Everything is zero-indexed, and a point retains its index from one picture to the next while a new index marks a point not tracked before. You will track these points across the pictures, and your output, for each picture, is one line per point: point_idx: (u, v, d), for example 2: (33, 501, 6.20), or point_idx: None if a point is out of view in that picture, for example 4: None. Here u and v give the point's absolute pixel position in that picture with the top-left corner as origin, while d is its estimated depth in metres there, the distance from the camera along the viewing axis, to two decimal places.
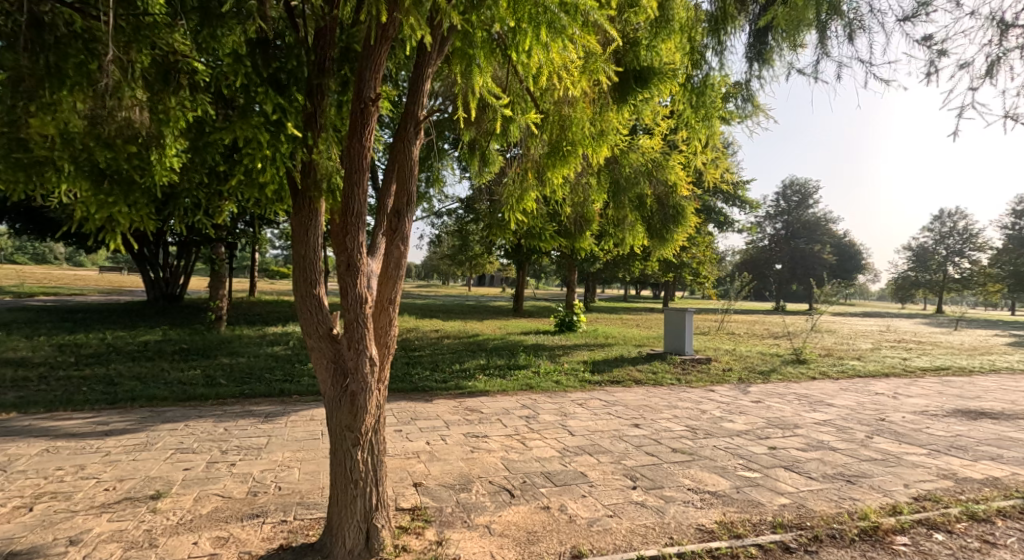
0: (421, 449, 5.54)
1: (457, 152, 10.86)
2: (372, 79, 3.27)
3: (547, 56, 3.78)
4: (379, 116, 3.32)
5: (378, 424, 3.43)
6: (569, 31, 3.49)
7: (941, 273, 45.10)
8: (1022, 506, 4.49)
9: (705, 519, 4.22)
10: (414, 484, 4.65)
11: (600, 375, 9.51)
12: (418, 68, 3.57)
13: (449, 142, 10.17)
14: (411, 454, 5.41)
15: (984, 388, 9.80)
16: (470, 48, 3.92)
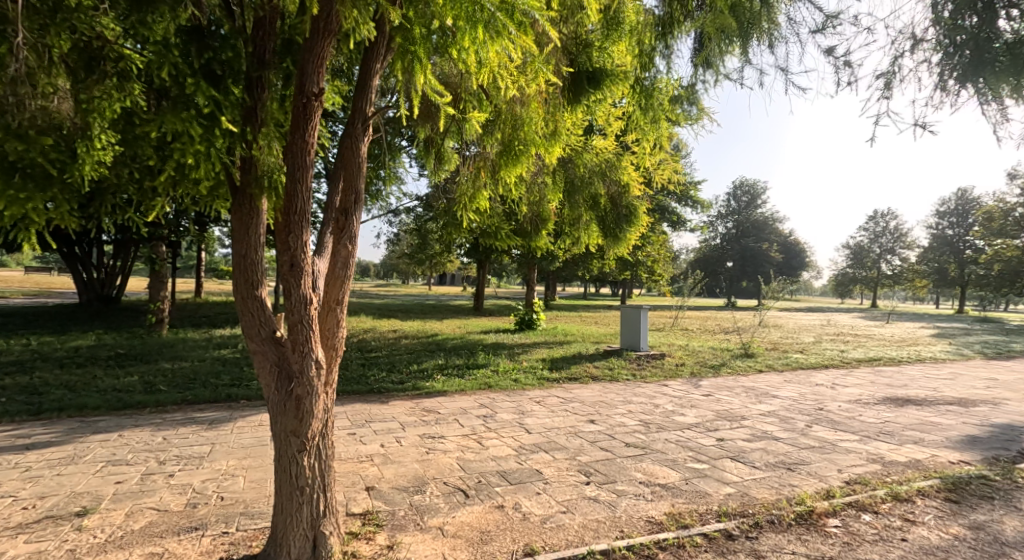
0: (374, 452, 5.45)
1: (413, 149, 10.74)
2: (315, 72, 3.20)
3: (487, 56, 3.76)
4: (323, 111, 3.24)
5: (325, 428, 3.35)
6: (507, 31, 3.47)
7: (876, 270, 47.66)
8: (940, 485, 4.80)
9: (654, 511, 4.32)
10: (367, 488, 4.57)
11: (558, 373, 9.60)
12: (366, 63, 3.56)
13: (404, 138, 10.04)
14: (364, 457, 5.31)
15: (914, 377, 10.42)
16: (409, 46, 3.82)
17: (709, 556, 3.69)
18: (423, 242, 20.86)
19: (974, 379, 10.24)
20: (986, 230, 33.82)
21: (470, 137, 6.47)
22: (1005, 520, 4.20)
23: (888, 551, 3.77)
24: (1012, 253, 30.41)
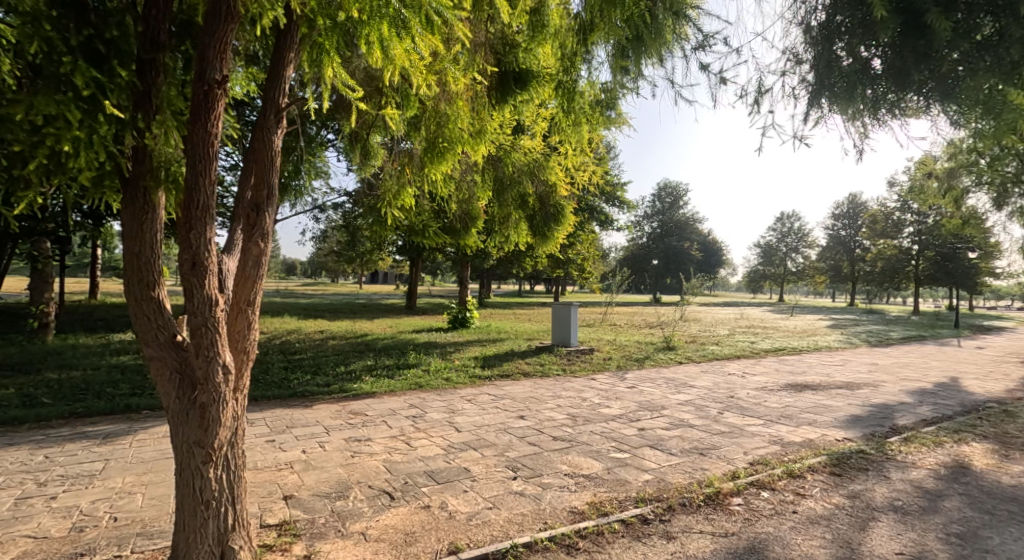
0: (295, 459, 5.24)
1: (337, 140, 10.36)
2: (217, 59, 3.01)
3: (394, 53, 3.72)
4: (227, 101, 3.06)
5: (234, 438, 3.19)
6: (413, 30, 3.44)
7: (783, 266, 51.17)
8: (827, 461, 5.25)
9: (577, 501, 4.44)
10: (284, 497, 4.39)
11: (489, 370, 9.62)
12: (279, 53, 3.39)
13: (328, 129, 9.67)
14: (283, 465, 5.09)
15: (811, 364, 11.35)
16: (316, 36, 3.72)
17: (626, 542, 3.84)
18: (352, 240, 20.23)
19: (860, 364, 11.30)
20: (871, 232, 37.42)
21: (397, 133, 6.39)
22: (877, 488, 4.66)
23: (783, 523, 4.06)
24: (891, 252, 34.59)
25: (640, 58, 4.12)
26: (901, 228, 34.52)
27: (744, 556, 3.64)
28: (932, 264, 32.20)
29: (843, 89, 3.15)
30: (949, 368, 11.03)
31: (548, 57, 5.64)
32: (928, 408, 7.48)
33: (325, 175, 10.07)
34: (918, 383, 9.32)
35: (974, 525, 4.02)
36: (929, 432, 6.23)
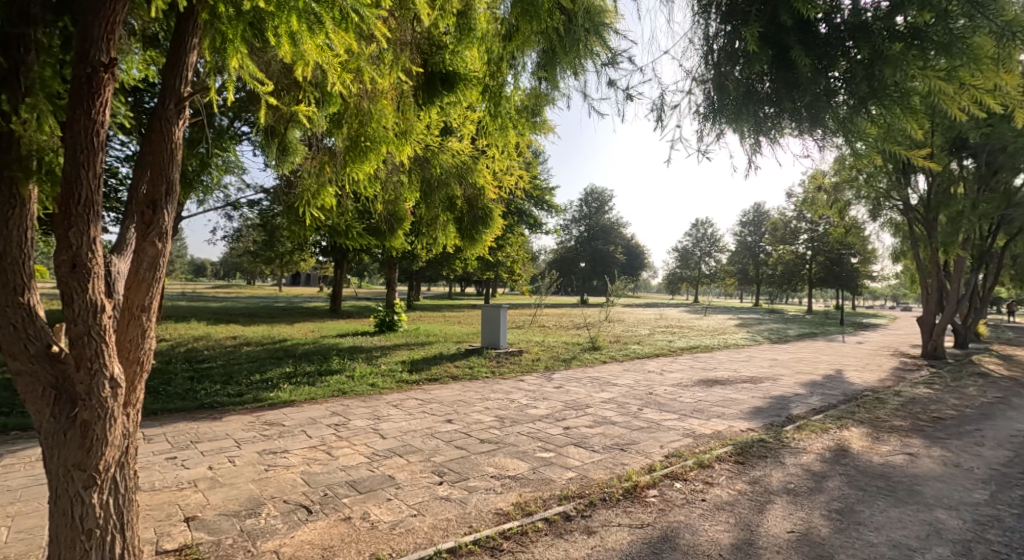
0: (199, 476, 4.94)
1: (249, 130, 9.86)
2: (103, 40, 2.77)
3: (305, 47, 3.63)
4: (114, 86, 2.83)
5: (124, 457, 2.97)
6: (326, 27, 3.35)
7: (698, 269, 54.01)
8: (732, 450, 5.62)
9: (503, 503, 4.50)
10: (186, 519, 4.13)
11: (418, 374, 9.50)
12: (179, 38, 3.22)
13: (238, 119, 9.16)
14: (185, 484, 4.77)
15: (722, 360, 12.08)
16: (218, 25, 3.60)
17: (548, 540, 3.93)
18: (271, 240, 19.29)
19: (763, 359, 12.18)
20: (773, 238, 40.34)
21: (319, 128, 6.20)
22: (774, 473, 5.06)
23: (693, 512, 4.31)
24: (789, 257, 37.47)
25: (562, 69, 4.26)
26: (797, 235, 37.50)
27: (659, 544, 3.83)
28: (823, 269, 35.21)
29: (733, 110, 3.31)
30: (837, 362, 12.13)
31: (474, 58, 5.60)
32: (818, 397, 8.20)
33: (236, 171, 9.54)
34: (811, 375, 10.19)
35: (852, 501, 4.46)
36: (818, 420, 6.83)
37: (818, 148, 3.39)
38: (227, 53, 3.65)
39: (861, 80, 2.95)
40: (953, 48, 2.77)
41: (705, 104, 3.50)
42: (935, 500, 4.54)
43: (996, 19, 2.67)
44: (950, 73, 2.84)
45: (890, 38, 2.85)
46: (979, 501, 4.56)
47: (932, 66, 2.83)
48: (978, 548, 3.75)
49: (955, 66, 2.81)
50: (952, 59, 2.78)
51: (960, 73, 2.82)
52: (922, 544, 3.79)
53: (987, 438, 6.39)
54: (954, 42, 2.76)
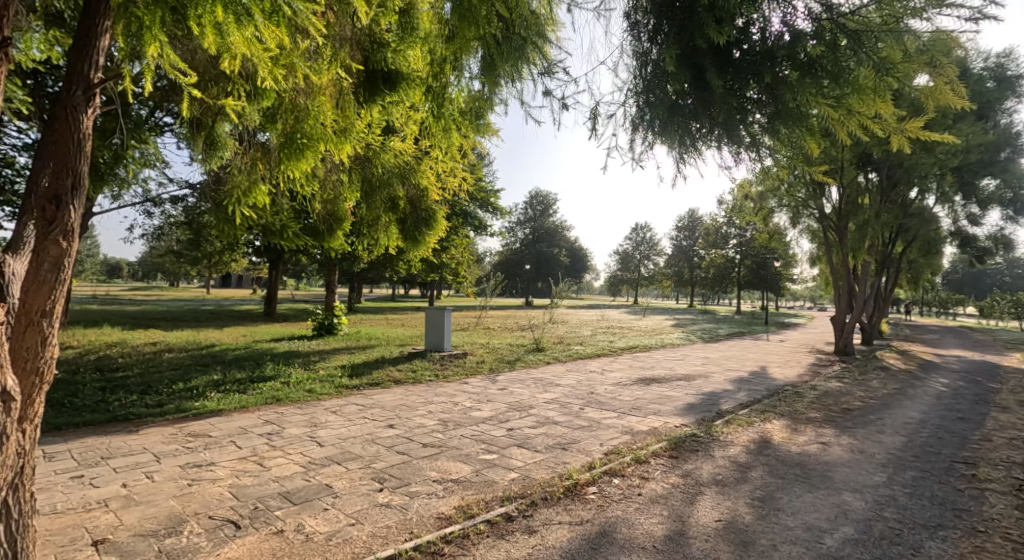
0: (111, 495, 4.56)
1: (169, 120, 9.27)
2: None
3: (235, 39, 3.53)
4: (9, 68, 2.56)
5: (18, 479, 2.71)
6: (254, 18, 3.26)
7: (637, 272, 55.59)
8: (667, 445, 5.85)
9: (445, 507, 4.49)
10: (95, 542, 3.82)
11: (358, 379, 9.30)
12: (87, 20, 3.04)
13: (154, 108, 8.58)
14: (93, 505, 4.37)
15: (659, 360, 12.51)
16: (134, 10, 3.39)
17: (490, 541, 3.97)
18: (199, 239, 18.31)
19: (696, 358, 12.70)
20: (706, 242, 42.17)
21: (252, 122, 5.96)
22: (705, 466, 5.31)
23: (630, 506, 4.45)
24: (721, 261, 39.24)
25: (506, 75, 4.31)
26: (727, 240, 39.30)
27: (598, 540, 3.94)
28: (751, 273, 37.11)
29: (661, 123, 3.46)
30: (763, 359, 12.82)
31: (416, 56, 5.56)
32: (744, 392, 8.65)
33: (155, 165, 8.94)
34: (739, 372, 10.72)
35: (773, 489, 4.75)
36: (744, 413, 7.22)
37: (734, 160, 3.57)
38: (145, 39, 3.45)
39: (766, 103, 3.21)
40: (840, 78, 3.07)
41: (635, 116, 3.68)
42: (843, 484, 4.93)
43: (875, 54, 3.00)
44: (839, 100, 3.15)
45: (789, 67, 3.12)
46: (878, 483, 4.99)
47: (824, 93, 3.13)
48: (877, 526, 4.12)
49: (842, 95, 3.13)
50: (842, 87, 3.07)
51: (846, 101, 3.15)
52: (833, 526, 4.10)
53: (886, 426, 6.98)
54: (842, 72, 3.06)
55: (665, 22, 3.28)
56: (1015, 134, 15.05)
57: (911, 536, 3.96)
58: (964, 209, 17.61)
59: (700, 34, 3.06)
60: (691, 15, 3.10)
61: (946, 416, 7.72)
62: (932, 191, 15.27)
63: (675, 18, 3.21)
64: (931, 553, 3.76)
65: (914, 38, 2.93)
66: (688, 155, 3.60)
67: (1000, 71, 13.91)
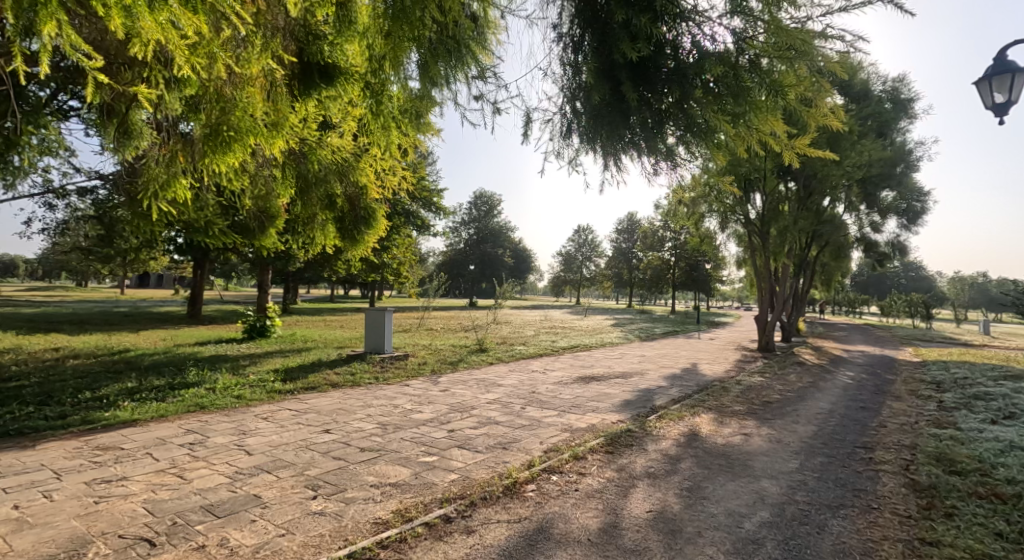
0: (5, 518, 4.19)
1: (72, 103, 8.55)
2: None
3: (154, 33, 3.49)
4: None
5: None
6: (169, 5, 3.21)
7: (580, 273, 56.54)
8: (603, 441, 5.98)
9: (382, 511, 4.42)
10: None
11: (292, 383, 9.00)
12: None
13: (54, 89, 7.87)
14: None
15: (598, 358, 12.79)
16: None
17: (428, 544, 3.94)
18: (116, 237, 17.10)
19: (633, 356, 13.06)
20: (645, 245, 43.48)
21: (172, 111, 5.54)
22: (638, 460, 5.48)
23: (567, 502, 4.53)
24: (659, 263, 40.50)
25: (446, 68, 4.37)
26: (663, 243, 40.63)
27: (535, 536, 4.00)
28: (685, 274, 38.50)
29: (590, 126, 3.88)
30: (695, 356, 13.35)
31: (355, 52, 5.46)
32: (676, 388, 8.98)
33: (54, 154, 8.16)
34: (672, 369, 11.10)
35: (700, 480, 4.97)
36: (675, 408, 7.50)
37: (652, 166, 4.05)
38: (40, 17, 3.16)
39: (678, 117, 3.68)
40: (739, 97, 3.55)
41: (564, 123, 4.14)
42: (762, 472, 5.23)
43: (769, 78, 3.50)
44: (738, 116, 3.65)
45: (695, 84, 3.56)
46: (792, 469, 5.34)
47: (726, 109, 3.61)
48: (790, 510, 4.42)
49: (741, 111, 3.62)
50: (739, 105, 3.57)
51: (743, 117, 3.65)
52: (751, 512, 4.36)
53: (800, 416, 7.45)
54: (741, 92, 3.54)
55: (589, 34, 3.69)
56: (908, 151, 16.85)
57: (819, 519, 4.27)
58: (868, 218, 18.98)
59: (616, 50, 3.47)
60: (610, 33, 3.50)
61: (854, 405, 8.35)
62: (842, 200, 16.52)
63: (595, 35, 3.65)
64: (836, 532, 4.08)
65: (800, 66, 3.41)
66: (613, 160, 4.03)
67: (895, 94, 15.60)
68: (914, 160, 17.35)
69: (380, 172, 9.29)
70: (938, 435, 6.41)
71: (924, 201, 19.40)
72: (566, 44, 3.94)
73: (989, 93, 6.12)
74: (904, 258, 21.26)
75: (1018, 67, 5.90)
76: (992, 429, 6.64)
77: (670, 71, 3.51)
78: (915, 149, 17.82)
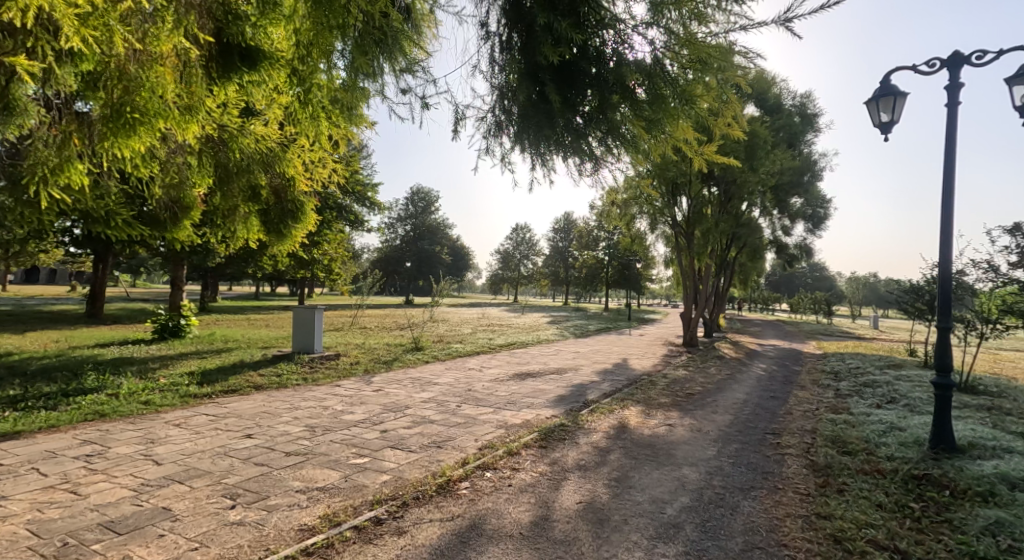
0: None
1: None
2: None
3: None
4: None
5: None
6: None
7: (518, 271, 56.87)
8: (537, 436, 5.99)
9: (308, 517, 4.21)
10: None
11: (211, 386, 8.48)
12: None
13: None
14: None
15: (535, 355, 12.87)
16: None
17: (356, 548, 3.78)
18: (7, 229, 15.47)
19: (568, 353, 13.24)
20: (581, 243, 44.29)
21: (69, 87, 5.05)
22: (570, 453, 5.52)
23: (500, 497, 4.48)
24: (594, 262, 41.34)
25: (382, 59, 4.30)
26: (598, 243, 41.54)
27: (467, 533, 3.93)
28: (618, 273, 39.58)
29: (521, 123, 4.00)
30: (626, 352, 13.70)
31: (282, 35, 5.15)
32: (608, 383, 9.16)
33: None
34: (605, 364, 11.33)
35: (628, 469, 5.07)
36: (606, 402, 7.65)
37: (577, 166, 4.24)
38: None
39: (601, 121, 3.89)
40: (655, 104, 3.77)
41: (495, 122, 4.27)
42: (683, 459, 5.40)
43: (681, 88, 3.72)
44: (652, 123, 3.86)
45: (614, 89, 3.79)
46: (711, 456, 5.55)
47: (642, 115, 3.83)
48: (708, 494, 4.60)
49: (655, 118, 3.83)
50: (653, 112, 3.79)
51: (658, 124, 3.87)
52: (673, 498, 4.49)
53: (718, 406, 7.78)
54: (657, 99, 3.75)
55: (518, 32, 3.82)
56: (813, 162, 18.14)
57: (736, 503, 4.46)
58: (781, 222, 20.21)
59: (539, 52, 3.64)
60: (534, 36, 3.66)
61: (764, 394, 8.85)
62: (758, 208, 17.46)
63: (522, 36, 3.79)
64: (747, 513, 4.29)
65: (709, 79, 3.69)
66: (541, 158, 4.19)
67: (803, 109, 16.73)
68: (819, 170, 18.71)
69: (308, 165, 8.97)
70: (834, 420, 6.90)
71: (827, 208, 21.00)
72: (494, 43, 4.07)
73: (876, 112, 6.57)
74: (810, 260, 22.89)
75: (901, 91, 6.39)
76: (879, 412, 7.23)
77: (592, 75, 3.74)
78: (820, 159, 19.20)
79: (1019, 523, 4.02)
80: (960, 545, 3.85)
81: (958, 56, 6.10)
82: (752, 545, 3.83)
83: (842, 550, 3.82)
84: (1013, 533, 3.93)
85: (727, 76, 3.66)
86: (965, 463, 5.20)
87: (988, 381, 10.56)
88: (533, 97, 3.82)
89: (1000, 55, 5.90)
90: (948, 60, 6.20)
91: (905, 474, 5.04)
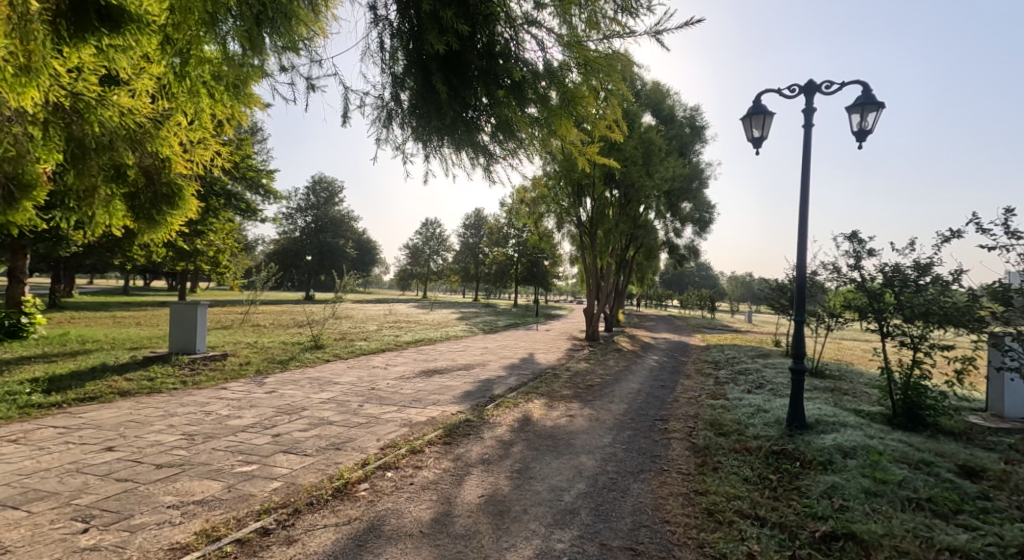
0: None
1: None
2: None
3: None
4: None
5: None
6: None
7: (427, 267, 55.87)
8: (442, 433, 5.76)
9: (181, 534, 3.72)
10: None
11: (63, 394, 7.42)
12: None
13: None
14: None
15: (442, 352, 12.58)
16: None
17: None
18: None
19: (476, 349, 13.08)
20: (492, 239, 44.25)
21: None
22: (474, 448, 5.36)
23: (401, 497, 4.23)
24: (504, 259, 41.45)
25: (265, 32, 3.92)
26: (508, 239, 41.72)
27: (364, 536, 3.66)
28: (526, 270, 39.94)
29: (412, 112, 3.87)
30: (531, 347, 13.78)
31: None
32: (514, 377, 9.10)
33: None
34: (512, 359, 11.28)
35: (529, 461, 5.00)
36: (512, 396, 7.57)
37: (468, 158, 4.17)
38: None
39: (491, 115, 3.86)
40: (542, 102, 3.80)
41: (384, 110, 4.08)
42: (582, 448, 5.42)
43: (567, 89, 3.78)
44: (541, 121, 3.89)
45: (504, 83, 3.75)
46: (607, 443, 5.63)
47: (530, 113, 3.85)
48: (602, 479, 4.63)
49: (543, 116, 3.86)
50: (541, 110, 3.82)
51: (546, 122, 3.90)
52: (570, 485, 4.47)
53: (615, 396, 7.97)
54: (544, 98, 3.79)
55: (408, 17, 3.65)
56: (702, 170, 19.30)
57: (628, 486, 4.52)
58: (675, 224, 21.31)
59: (426, 40, 3.49)
60: (420, 22, 3.50)
61: (655, 384, 9.20)
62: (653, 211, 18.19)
63: (412, 23, 3.64)
64: (636, 494, 4.36)
65: (593, 81, 3.79)
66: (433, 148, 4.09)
67: (693, 120, 17.75)
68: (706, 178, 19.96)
69: (184, 146, 8.03)
70: (713, 405, 7.27)
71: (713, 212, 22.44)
72: (384, 27, 3.86)
73: (748, 128, 6.99)
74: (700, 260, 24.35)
75: (769, 110, 6.84)
76: (750, 397, 7.74)
77: (481, 69, 3.68)
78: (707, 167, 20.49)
79: (849, 486, 4.40)
80: (805, 508, 4.15)
81: (813, 82, 6.64)
82: (639, 524, 3.89)
83: (714, 522, 3.98)
84: (845, 495, 4.30)
85: (614, 83, 3.81)
86: (813, 437, 5.61)
87: (836, 366, 11.77)
88: (420, 87, 3.69)
89: (844, 85, 6.47)
90: (806, 86, 6.72)
91: (767, 450, 5.36)
